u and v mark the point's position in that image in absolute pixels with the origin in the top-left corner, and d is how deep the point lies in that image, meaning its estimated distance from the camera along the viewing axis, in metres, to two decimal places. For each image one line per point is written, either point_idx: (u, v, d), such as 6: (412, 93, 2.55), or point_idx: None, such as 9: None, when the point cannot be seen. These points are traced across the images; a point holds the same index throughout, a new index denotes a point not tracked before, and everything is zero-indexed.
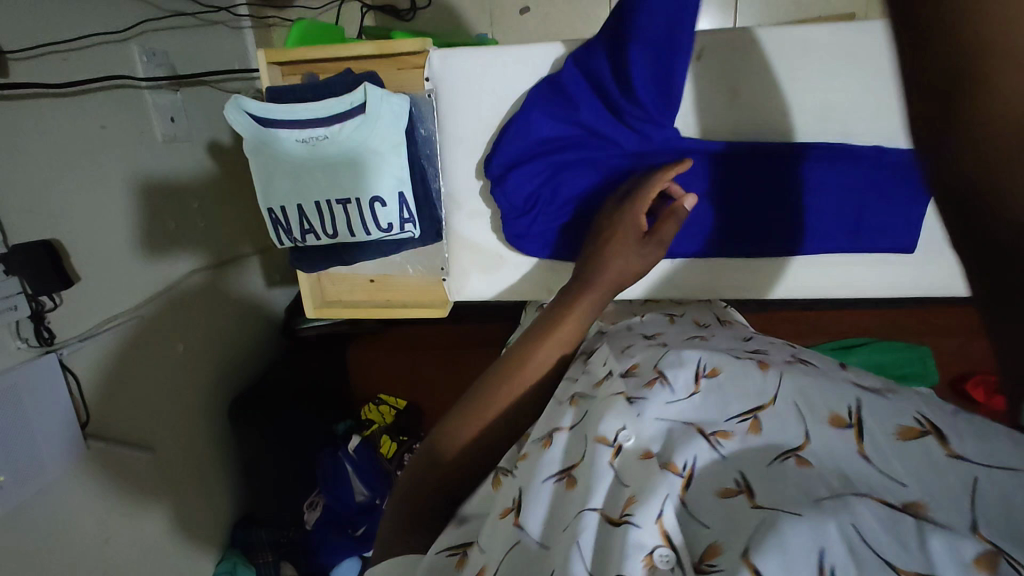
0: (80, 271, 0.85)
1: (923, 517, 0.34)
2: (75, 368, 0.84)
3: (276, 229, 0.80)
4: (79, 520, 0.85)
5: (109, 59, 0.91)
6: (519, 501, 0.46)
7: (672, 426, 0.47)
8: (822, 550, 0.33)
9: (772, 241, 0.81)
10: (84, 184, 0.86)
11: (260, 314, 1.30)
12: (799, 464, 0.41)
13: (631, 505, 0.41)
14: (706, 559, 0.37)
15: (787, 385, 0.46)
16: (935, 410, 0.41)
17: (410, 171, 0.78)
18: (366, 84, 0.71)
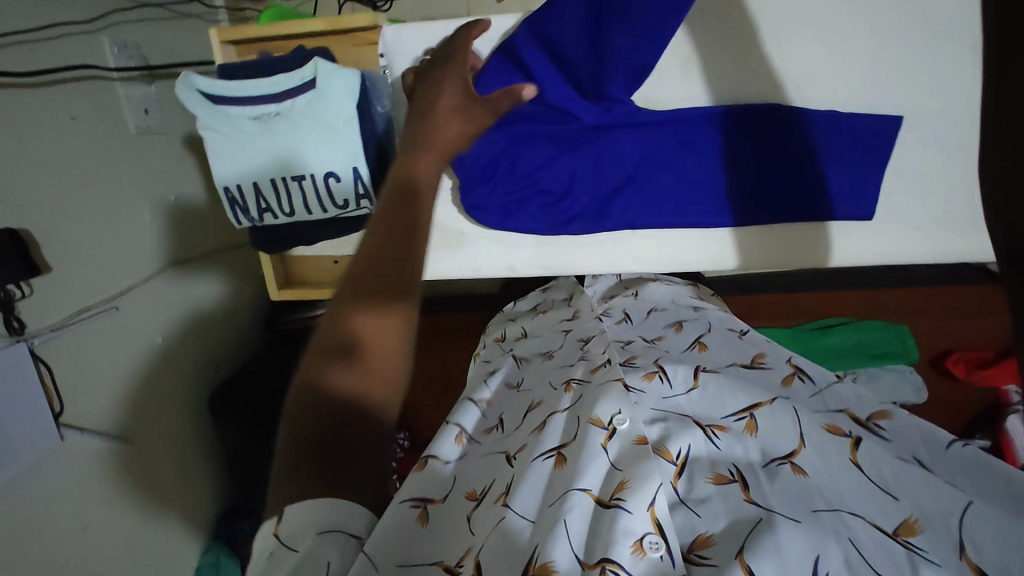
0: (49, 262, 0.85)
1: (908, 543, 0.48)
2: (46, 358, 0.84)
3: (232, 209, 0.78)
4: (56, 510, 0.86)
5: (78, 50, 0.90)
6: (510, 487, 0.58)
7: (671, 418, 0.62)
8: (819, 557, 0.45)
9: (709, 211, 0.88)
10: (55, 175, 0.86)
11: (240, 307, 1.30)
12: (794, 471, 0.55)
13: (622, 491, 0.52)
14: (695, 549, 0.49)
15: (782, 402, 0.62)
16: (917, 456, 0.58)
17: (366, 146, 0.76)
18: (317, 59, 0.68)
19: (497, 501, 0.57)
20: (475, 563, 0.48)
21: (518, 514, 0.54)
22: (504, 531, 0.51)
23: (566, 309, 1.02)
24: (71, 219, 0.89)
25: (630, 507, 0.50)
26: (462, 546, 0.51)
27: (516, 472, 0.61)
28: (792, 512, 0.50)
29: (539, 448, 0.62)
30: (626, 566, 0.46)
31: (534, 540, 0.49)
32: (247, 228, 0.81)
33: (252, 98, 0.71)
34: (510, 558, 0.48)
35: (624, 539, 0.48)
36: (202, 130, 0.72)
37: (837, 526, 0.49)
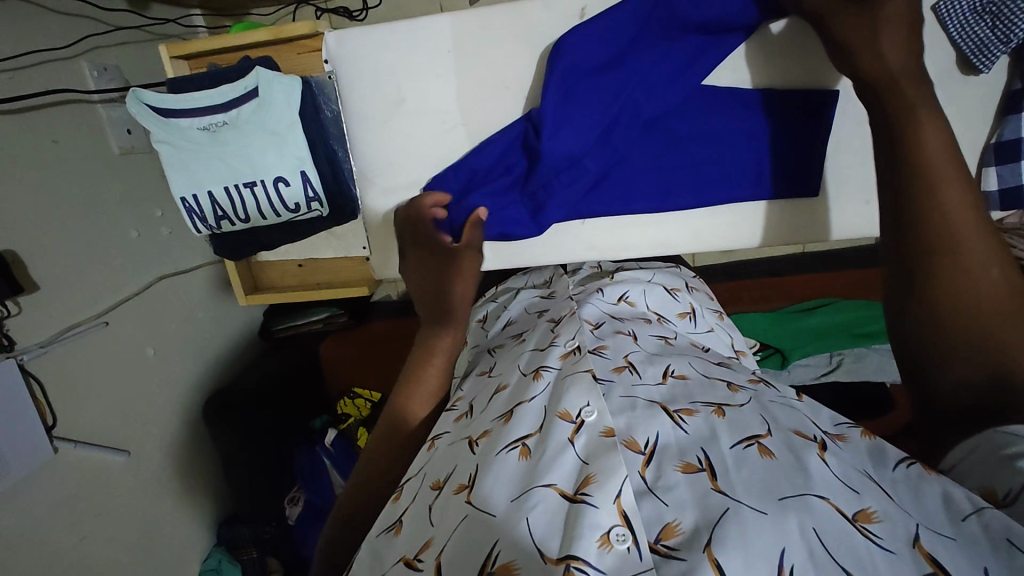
0: (37, 281, 0.89)
1: (867, 530, 0.41)
2: (37, 374, 0.87)
3: (192, 218, 0.81)
4: (52, 520, 0.89)
5: (58, 75, 0.94)
6: (473, 478, 0.52)
7: (638, 404, 0.54)
8: (784, 550, 0.39)
9: (698, 191, 0.82)
10: (39, 198, 0.89)
11: (232, 318, 1.33)
12: (762, 452, 0.47)
13: (587, 485, 0.47)
14: (662, 539, 0.43)
15: (753, 402, 0.55)
16: (880, 460, 0.48)
17: (313, 149, 0.78)
18: (257, 68, 0.71)
19: (459, 495, 0.52)
20: (435, 563, 0.48)
21: (475, 509, 0.49)
22: (474, 522, 0.48)
23: (546, 295, 0.90)
24: (57, 240, 0.92)
25: (595, 502, 0.45)
26: (423, 536, 0.52)
27: (478, 459, 0.54)
28: (760, 502, 0.43)
29: (504, 438, 0.54)
30: (592, 562, 0.42)
31: (497, 529, 0.46)
32: (208, 236, 0.83)
33: (200, 108, 0.73)
34: (468, 557, 0.46)
35: (591, 533, 0.43)
36: (157, 144, 0.75)
37: (800, 510, 0.42)
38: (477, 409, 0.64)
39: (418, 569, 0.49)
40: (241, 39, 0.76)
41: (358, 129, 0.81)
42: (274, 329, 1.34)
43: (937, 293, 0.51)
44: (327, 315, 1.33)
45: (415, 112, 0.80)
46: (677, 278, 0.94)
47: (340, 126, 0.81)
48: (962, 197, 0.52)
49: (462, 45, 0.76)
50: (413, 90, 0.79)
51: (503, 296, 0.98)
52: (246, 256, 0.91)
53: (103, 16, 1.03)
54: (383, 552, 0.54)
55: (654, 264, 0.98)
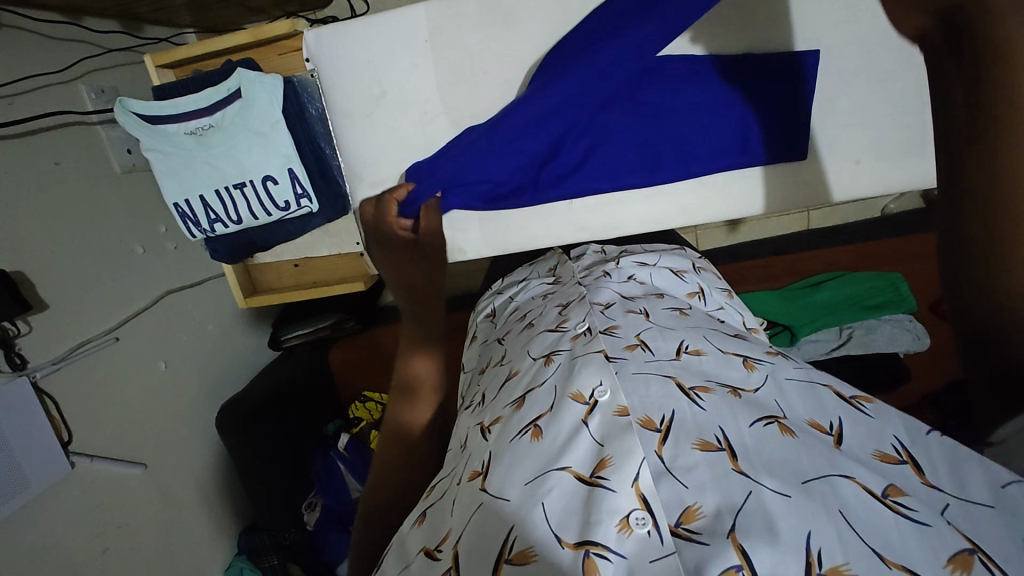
0: (48, 299, 0.90)
1: (898, 506, 0.40)
2: (51, 391, 0.89)
3: (185, 222, 0.81)
4: (74, 533, 0.90)
5: (59, 98, 0.96)
6: (488, 465, 0.52)
7: (652, 381, 0.53)
8: (809, 533, 0.37)
9: (677, 164, 0.84)
10: (46, 219, 0.91)
11: (241, 329, 1.35)
12: (783, 431, 0.46)
13: (604, 468, 0.46)
14: (683, 522, 0.41)
15: (769, 384, 0.53)
16: (912, 434, 0.47)
17: (299, 148, 0.80)
18: (239, 69, 0.72)
19: (474, 482, 0.51)
20: (453, 553, 0.47)
21: (490, 497, 0.48)
22: (490, 509, 0.47)
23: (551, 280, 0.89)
24: (64, 258, 0.94)
25: (613, 486, 0.44)
26: (442, 529, 0.51)
27: (492, 447, 0.54)
28: (782, 484, 0.41)
29: (517, 425, 0.53)
30: (613, 547, 0.41)
31: (513, 514, 0.45)
32: (203, 240, 0.85)
33: (184, 113, 0.73)
34: (484, 543, 0.45)
35: (609, 518, 0.42)
36: (146, 152, 0.75)
37: (826, 489, 0.40)
38: (489, 399, 0.64)
39: (438, 559, 0.48)
40: (222, 43, 0.77)
41: (343, 125, 0.83)
42: (282, 339, 1.33)
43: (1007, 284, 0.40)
44: (333, 320, 1.32)
45: (398, 105, 0.81)
46: (684, 259, 0.93)
47: (326, 124, 0.83)
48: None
49: (438, 35, 0.77)
50: (395, 83, 0.80)
51: (511, 287, 0.96)
52: (242, 260, 0.91)
53: (96, 39, 1.06)
54: (410, 544, 0.53)
55: (660, 248, 0.98)
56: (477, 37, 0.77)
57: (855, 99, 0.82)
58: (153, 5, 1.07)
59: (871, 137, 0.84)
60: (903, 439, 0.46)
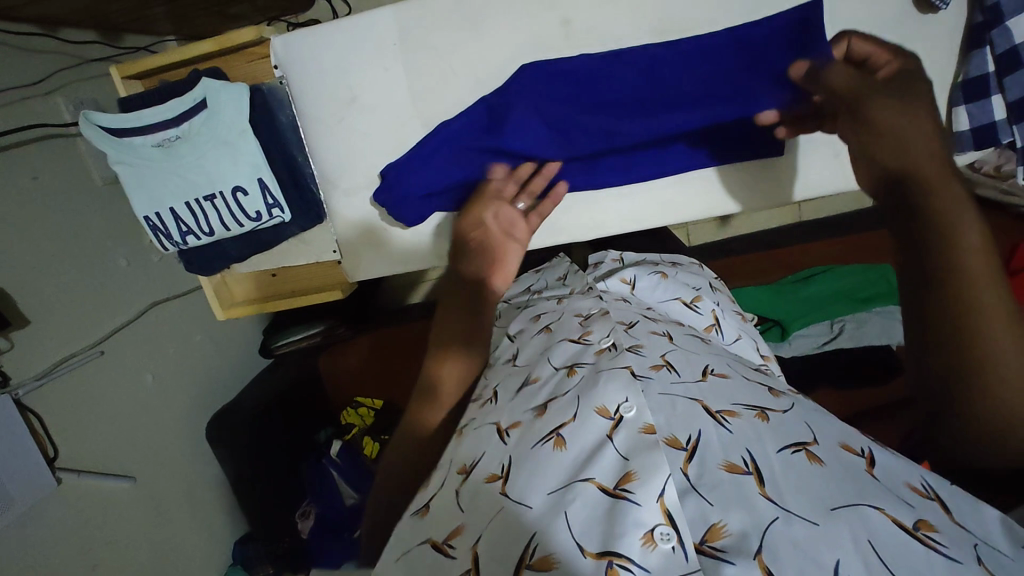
0: (31, 315, 0.89)
1: (930, 540, 0.39)
2: (35, 408, 0.88)
3: (157, 235, 0.81)
4: (62, 550, 0.89)
5: (37, 111, 0.95)
6: (507, 469, 0.48)
7: (678, 401, 0.50)
8: (838, 562, 0.37)
9: (658, 153, 0.83)
10: (26, 234, 0.90)
11: (231, 338, 1.34)
12: (810, 458, 0.45)
13: (629, 482, 0.44)
14: (709, 540, 0.40)
15: (797, 409, 0.52)
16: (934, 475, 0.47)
17: (267, 154, 0.79)
18: (203, 79, 0.72)
19: (492, 485, 0.48)
20: (470, 554, 0.44)
21: (511, 501, 0.46)
22: (510, 517, 0.45)
23: (560, 288, 0.81)
24: (46, 273, 0.93)
25: (638, 500, 0.43)
26: (452, 523, 0.48)
27: (513, 451, 0.50)
28: (809, 511, 0.41)
29: (538, 431, 0.50)
30: (636, 560, 0.40)
31: (535, 522, 0.43)
32: (175, 253, 0.84)
33: (151, 124, 0.73)
34: (504, 552, 0.43)
35: (634, 531, 0.41)
36: (113, 166, 0.75)
37: (854, 520, 0.40)
38: (502, 398, 0.58)
39: (450, 556, 0.45)
40: (189, 52, 0.76)
41: (315, 133, 0.81)
42: (274, 347, 1.30)
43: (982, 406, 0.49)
44: (325, 329, 1.30)
45: (369, 109, 0.80)
46: (700, 278, 0.85)
47: (298, 131, 0.81)
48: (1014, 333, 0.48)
49: (406, 39, 0.76)
50: (366, 89, 0.79)
51: (517, 296, 0.87)
52: (218, 271, 0.91)
53: (72, 51, 1.04)
54: (407, 534, 0.49)
55: (679, 262, 0.90)
56: (447, 37, 0.75)
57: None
58: (131, 15, 1.06)
59: None
60: (931, 482, 0.46)
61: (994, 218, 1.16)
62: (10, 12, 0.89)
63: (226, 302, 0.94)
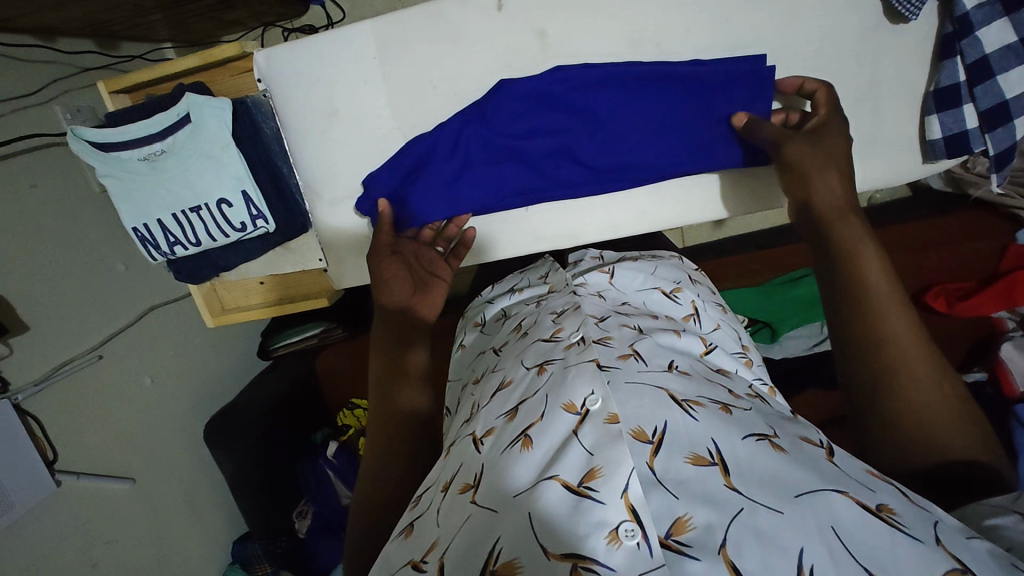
0: (30, 321, 0.91)
1: (892, 520, 0.41)
2: (34, 412, 0.90)
3: (146, 246, 0.82)
4: (61, 549, 0.91)
5: (34, 120, 0.96)
6: (480, 476, 0.49)
7: (644, 390, 0.51)
8: (802, 549, 0.38)
9: (636, 166, 0.84)
10: (24, 242, 0.92)
11: (228, 342, 1.36)
12: (773, 447, 0.46)
13: (593, 479, 0.44)
14: (673, 533, 0.40)
15: (756, 404, 0.53)
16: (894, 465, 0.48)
17: (253, 169, 0.80)
18: (187, 94, 0.74)
19: (465, 495, 0.49)
20: (439, 562, 0.44)
21: (480, 508, 0.46)
22: (480, 520, 0.45)
23: (539, 287, 0.82)
24: (45, 279, 0.95)
25: (602, 498, 0.43)
26: (429, 537, 0.48)
27: (486, 459, 0.51)
28: (773, 499, 0.41)
29: (508, 434, 0.51)
30: (603, 560, 0.40)
31: (502, 526, 0.44)
32: (165, 262, 0.85)
33: (136, 140, 0.75)
34: (471, 555, 0.43)
35: (598, 531, 0.41)
36: (102, 178, 0.77)
37: (817, 508, 0.40)
38: (480, 405, 0.60)
39: (422, 571, 0.45)
40: (174, 66, 0.78)
41: (299, 144, 0.83)
42: (271, 348, 1.34)
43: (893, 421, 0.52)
44: (318, 332, 1.33)
45: (351, 121, 0.81)
46: (679, 270, 0.85)
47: (282, 143, 0.83)
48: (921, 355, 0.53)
49: (386, 51, 0.77)
50: (346, 99, 0.80)
51: (498, 298, 0.88)
52: (209, 279, 0.92)
53: (69, 60, 1.06)
54: (392, 556, 0.50)
55: (657, 256, 0.91)
56: (425, 46, 0.77)
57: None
58: (128, 24, 1.08)
59: None
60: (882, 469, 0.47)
61: (980, 215, 1.16)
62: (7, 23, 0.90)
63: (216, 310, 0.96)
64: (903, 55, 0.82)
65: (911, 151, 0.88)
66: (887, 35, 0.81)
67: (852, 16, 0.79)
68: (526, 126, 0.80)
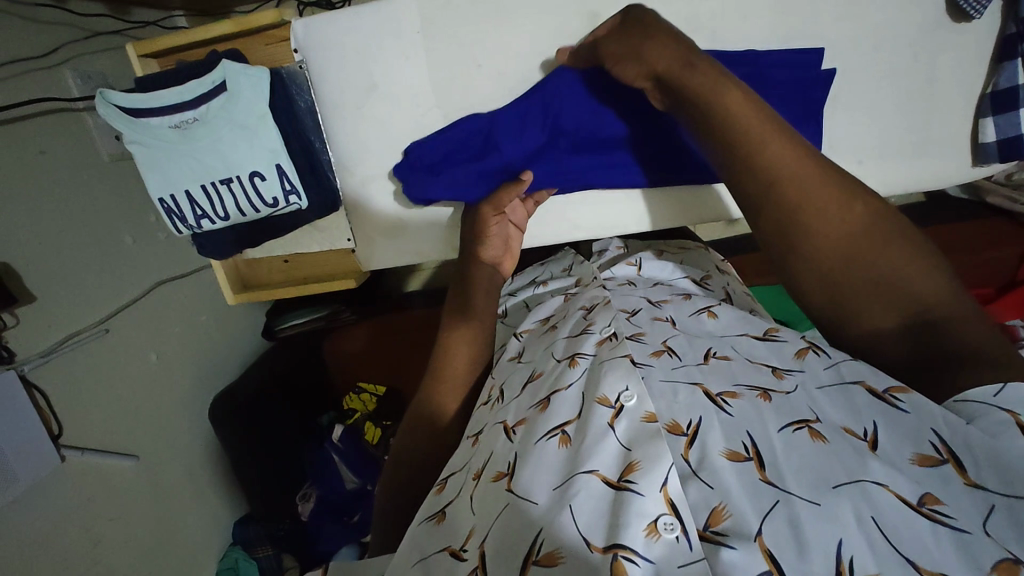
0: (37, 292, 0.89)
1: (937, 513, 0.37)
2: (40, 384, 0.88)
3: (171, 217, 0.80)
4: (64, 524, 0.90)
5: (44, 83, 0.93)
6: (513, 465, 0.49)
7: (679, 388, 0.49)
8: (841, 542, 0.36)
9: (690, 168, 0.80)
10: (31, 211, 0.89)
11: (235, 320, 1.34)
12: (812, 437, 0.43)
13: (632, 472, 0.43)
14: (711, 525, 0.39)
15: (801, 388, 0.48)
16: (951, 423, 0.41)
17: (288, 142, 0.78)
18: (224, 61, 0.71)
19: (499, 482, 0.48)
20: (479, 553, 0.44)
21: (517, 497, 0.46)
22: (516, 511, 0.45)
23: (564, 279, 0.81)
24: (54, 249, 0.92)
25: (641, 490, 0.41)
26: (466, 526, 0.49)
27: (518, 447, 0.50)
28: (809, 492, 0.39)
29: (543, 426, 0.50)
30: (641, 552, 0.39)
31: (542, 517, 0.43)
32: (189, 236, 0.83)
33: (168, 107, 0.73)
34: (514, 547, 0.42)
35: (637, 522, 0.40)
36: (130, 146, 0.74)
37: (857, 499, 0.38)
38: (508, 396, 0.59)
39: (463, 560, 0.46)
40: (208, 32, 0.75)
41: (333, 117, 0.81)
42: (277, 329, 1.28)
43: (853, 277, 0.51)
44: (330, 313, 1.28)
45: (389, 97, 0.80)
46: (707, 263, 0.85)
47: (316, 116, 0.81)
48: (840, 207, 0.51)
49: (431, 26, 0.76)
50: (385, 75, 0.79)
51: (520, 289, 0.87)
52: (231, 256, 0.90)
53: (82, 23, 1.02)
54: (423, 540, 0.50)
55: (686, 247, 0.90)
56: (470, 25, 0.76)
57: (858, 95, 0.83)
58: None
59: (874, 136, 0.85)
60: (943, 433, 0.41)
61: (999, 223, 1.16)
62: None
63: (237, 286, 0.94)
64: (954, 57, 0.82)
65: (953, 151, 0.88)
66: (948, 32, 0.81)
67: (897, 17, 0.79)
68: (577, 120, 0.78)
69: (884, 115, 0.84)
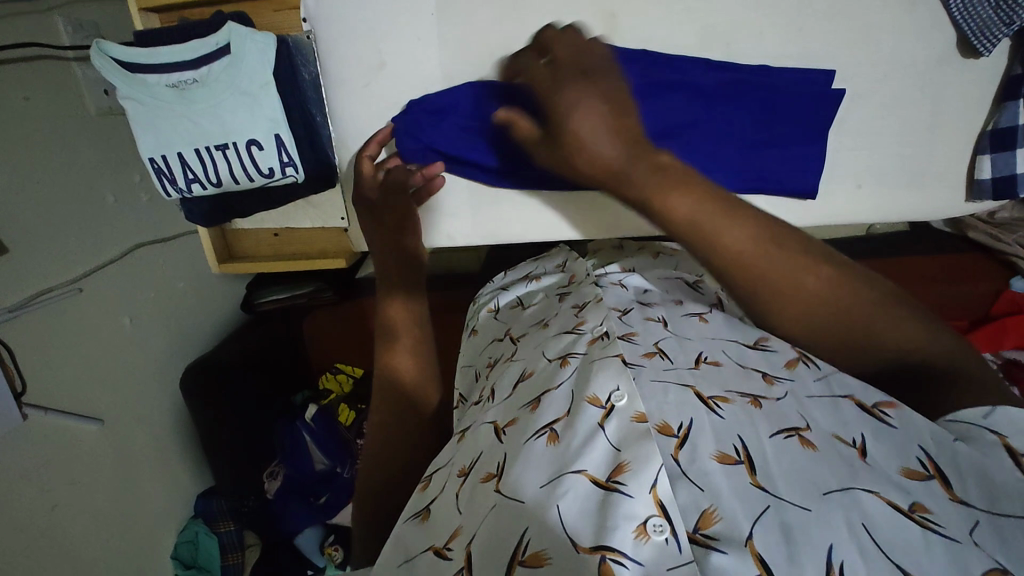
0: (12, 245, 0.86)
1: (926, 520, 0.38)
2: (8, 340, 0.85)
3: (160, 179, 0.78)
4: (22, 486, 0.87)
5: (32, 28, 0.87)
6: (502, 466, 0.48)
7: (670, 388, 0.49)
8: (832, 546, 0.36)
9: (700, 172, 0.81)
10: (10, 160, 0.86)
11: (214, 290, 1.31)
12: (803, 443, 0.43)
13: (621, 473, 0.43)
14: (701, 527, 0.39)
15: (790, 396, 0.49)
16: (938, 441, 0.43)
17: (287, 113, 0.76)
18: (229, 23, 0.69)
19: (487, 484, 0.47)
20: (464, 554, 0.44)
21: (504, 498, 0.45)
22: (503, 510, 0.44)
23: (558, 275, 0.81)
24: (31, 202, 0.89)
25: (630, 491, 0.41)
26: (450, 526, 0.48)
27: (507, 446, 0.50)
28: (800, 497, 0.39)
29: (532, 425, 0.50)
30: (629, 553, 0.39)
31: (527, 515, 0.43)
32: (178, 201, 0.81)
33: (167, 64, 0.70)
34: (498, 546, 0.42)
35: (626, 524, 0.40)
36: (123, 101, 0.72)
37: (849, 505, 0.38)
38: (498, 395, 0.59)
39: (448, 558, 0.45)
40: None
41: (337, 94, 0.80)
42: (257, 302, 1.26)
43: (828, 339, 0.48)
44: (312, 292, 1.25)
45: (394, 77, 0.79)
46: None
47: (319, 91, 0.80)
48: (810, 281, 0.45)
49: (445, 11, 0.75)
50: (394, 54, 0.78)
51: (514, 283, 0.87)
52: (219, 225, 0.89)
53: None
54: (406, 538, 0.49)
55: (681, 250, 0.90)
56: (486, 15, 0.76)
57: (862, 122, 0.84)
58: None
59: (871, 162, 0.87)
60: (930, 448, 0.42)
61: (978, 258, 1.19)
62: None
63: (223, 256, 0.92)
64: (958, 95, 0.84)
65: (944, 184, 0.90)
66: (957, 68, 0.82)
67: (907, 50, 0.81)
68: None
69: (882, 143, 0.86)
